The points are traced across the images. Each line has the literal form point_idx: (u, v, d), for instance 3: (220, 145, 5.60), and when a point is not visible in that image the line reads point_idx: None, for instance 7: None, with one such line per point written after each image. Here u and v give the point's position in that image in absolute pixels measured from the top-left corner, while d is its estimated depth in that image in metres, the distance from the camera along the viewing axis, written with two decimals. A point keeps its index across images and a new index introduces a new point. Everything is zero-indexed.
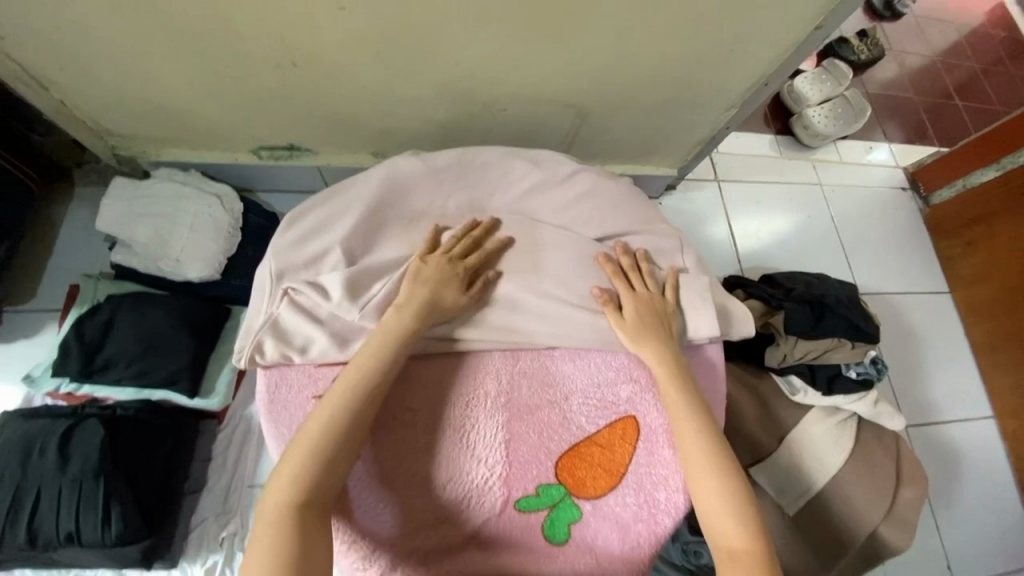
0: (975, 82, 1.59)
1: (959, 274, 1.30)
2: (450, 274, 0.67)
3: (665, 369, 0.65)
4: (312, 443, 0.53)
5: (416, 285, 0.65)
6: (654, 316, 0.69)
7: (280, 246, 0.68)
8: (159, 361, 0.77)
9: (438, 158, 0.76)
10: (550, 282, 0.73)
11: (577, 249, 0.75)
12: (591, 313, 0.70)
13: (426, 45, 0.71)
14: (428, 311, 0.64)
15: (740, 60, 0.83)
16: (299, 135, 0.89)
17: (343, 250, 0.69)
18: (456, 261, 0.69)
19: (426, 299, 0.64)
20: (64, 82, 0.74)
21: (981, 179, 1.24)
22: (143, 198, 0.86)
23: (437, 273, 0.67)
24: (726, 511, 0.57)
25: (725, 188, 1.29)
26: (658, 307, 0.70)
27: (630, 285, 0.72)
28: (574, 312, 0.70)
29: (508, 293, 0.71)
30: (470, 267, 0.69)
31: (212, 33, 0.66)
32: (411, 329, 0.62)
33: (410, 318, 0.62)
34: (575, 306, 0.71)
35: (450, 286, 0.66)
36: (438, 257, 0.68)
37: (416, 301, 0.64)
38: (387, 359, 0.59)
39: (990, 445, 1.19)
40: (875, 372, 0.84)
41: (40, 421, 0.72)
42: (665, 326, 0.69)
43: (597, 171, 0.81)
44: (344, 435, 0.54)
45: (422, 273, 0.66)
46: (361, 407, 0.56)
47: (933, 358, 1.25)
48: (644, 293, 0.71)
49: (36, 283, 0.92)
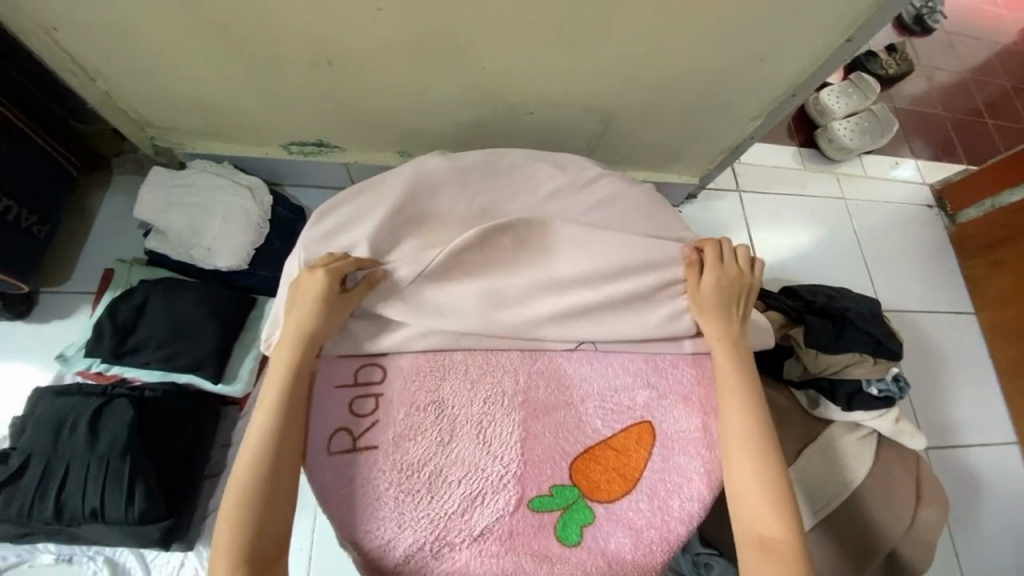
0: (1006, 100, 1.57)
1: (984, 294, 1.28)
2: (313, 288, 0.62)
3: (727, 348, 0.69)
4: (242, 494, 0.54)
5: (290, 314, 0.63)
6: (731, 291, 0.72)
7: (311, 241, 0.71)
8: (187, 346, 0.80)
9: (468, 158, 0.78)
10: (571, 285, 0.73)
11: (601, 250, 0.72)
12: (612, 315, 0.71)
13: (458, 47, 0.73)
14: (301, 338, 0.61)
15: (768, 71, 0.83)
16: (328, 132, 0.92)
17: (370, 243, 0.70)
18: (318, 267, 0.64)
19: (302, 322, 0.61)
20: (110, 75, 0.77)
21: (1011, 199, 1.21)
22: (178, 188, 0.88)
23: (301, 299, 0.62)
24: (764, 501, 0.60)
25: (745, 199, 1.28)
26: (740, 282, 0.72)
27: (715, 262, 0.73)
28: (599, 312, 0.70)
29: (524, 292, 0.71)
30: (329, 268, 0.63)
31: (253, 30, 0.68)
32: (291, 356, 0.60)
33: (286, 352, 0.60)
34: (594, 310, 0.71)
35: (307, 301, 0.62)
36: (306, 272, 0.64)
37: (291, 328, 0.61)
38: (281, 393, 0.58)
39: (1013, 472, 1.16)
40: (896, 391, 0.83)
41: (72, 398, 0.74)
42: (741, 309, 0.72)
43: (622, 177, 0.82)
44: (269, 478, 0.55)
45: (294, 302, 0.63)
46: (271, 452, 0.56)
47: (956, 380, 1.22)
48: (727, 269, 0.72)
49: (72, 266, 0.95)
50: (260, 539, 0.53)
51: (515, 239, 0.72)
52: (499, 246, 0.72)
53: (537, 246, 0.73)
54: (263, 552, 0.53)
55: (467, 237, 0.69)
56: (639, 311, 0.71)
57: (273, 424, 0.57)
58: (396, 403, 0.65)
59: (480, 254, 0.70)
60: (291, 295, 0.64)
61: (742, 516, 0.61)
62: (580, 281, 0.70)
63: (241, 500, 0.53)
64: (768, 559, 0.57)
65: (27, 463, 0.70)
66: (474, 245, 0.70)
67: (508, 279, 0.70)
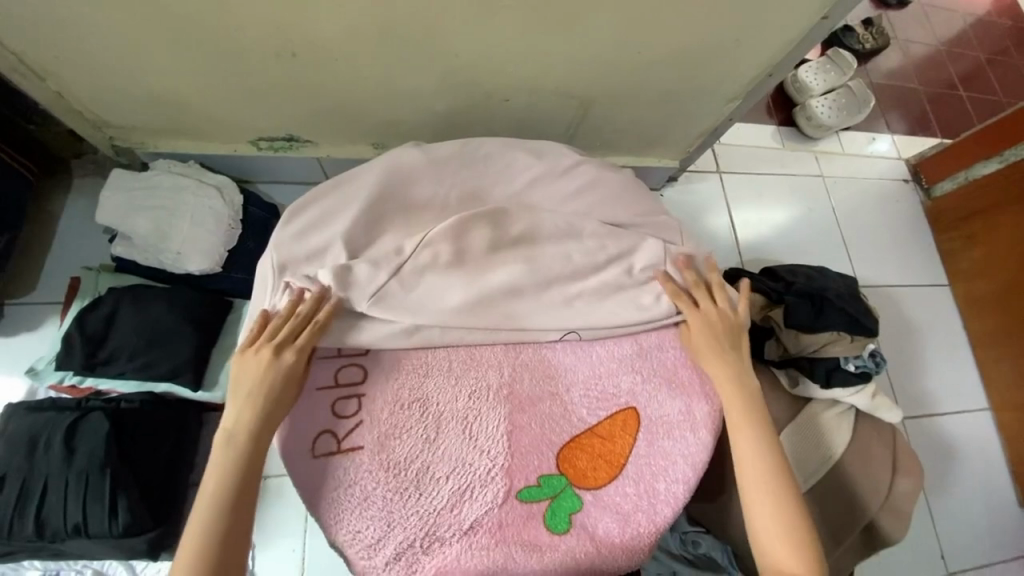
0: (979, 72, 1.58)
1: (958, 267, 1.31)
2: (273, 374, 0.58)
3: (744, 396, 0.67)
4: (195, 550, 0.50)
5: (238, 399, 0.57)
6: (729, 331, 0.71)
7: (286, 243, 0.68)
8: (162, 355, 0.77)
9: (443, 152, 0.77)
10: (550, 258, 0.72)
11: (570, 243, 0.74)
12: (594, 305, 0.72)
13: (428, 35, 0.70)
14: (263, 417, 0.56)
15: (745, 51, 0.82)
16: (298, 126, 0.88)
17: (346, 243, 0.68)
18: (282, 349, 0.59)
19: (265, 403, 0.57)
20: (60, 73, 0.73)
21: (983, 171, 1.24)
22: (143, 191, 0.85)
23: (256, 382, 0.57)
24: (791, 540, 0.59)
25: (726, 180, 1.28)
26: (731, 320, 0.71)
27: (694, 304, 0.73)
28: (580, 304, 0.72)
29: (506, 279, 0.69)
30: (302, 350, 0.60)
31: (209, 21, 0.65)
32: (254, 429, 0.56)
33: (249, 424, 0.56)
34: (574, 296, 0.72)
35: (271, 388, 0.57)
36: (268, 352, 0.59)
37: (247, 407, 0.56)
38: (245, 458, 0.54)
39: (984, 435, 1.21)
40: (872, 367, 0.84)
41: (45, 414, 0.72)
42: (739, 347, 0.70)
43: (601, 164, 0.82)
44: (233, 529, 0.52)
45: (239, 384, 0.57)
46: (231, 497, 0.53)
47: (930, 349, 1.26)
48: (710, 309, 0.72)
49: (37, 276, 0.92)
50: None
51: (491, 237, 0.71)
52: (475, 244, 0.70)
53: (514, 239, 0.72)
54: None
55: (445, 225, 0.70)
56: (618, 298, 0.73)
57: (240, 456, 0.55)
58: (380, 402, 0.64)
59: (459, 250, 0.69)
60: (237, 373, 0.58)
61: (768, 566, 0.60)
62: (563, 277, 0.72)
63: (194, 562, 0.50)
64: None
65: (3, 482, 0.68)
66: (453, 245, 0.69)
67: (489, 270, 0.70)
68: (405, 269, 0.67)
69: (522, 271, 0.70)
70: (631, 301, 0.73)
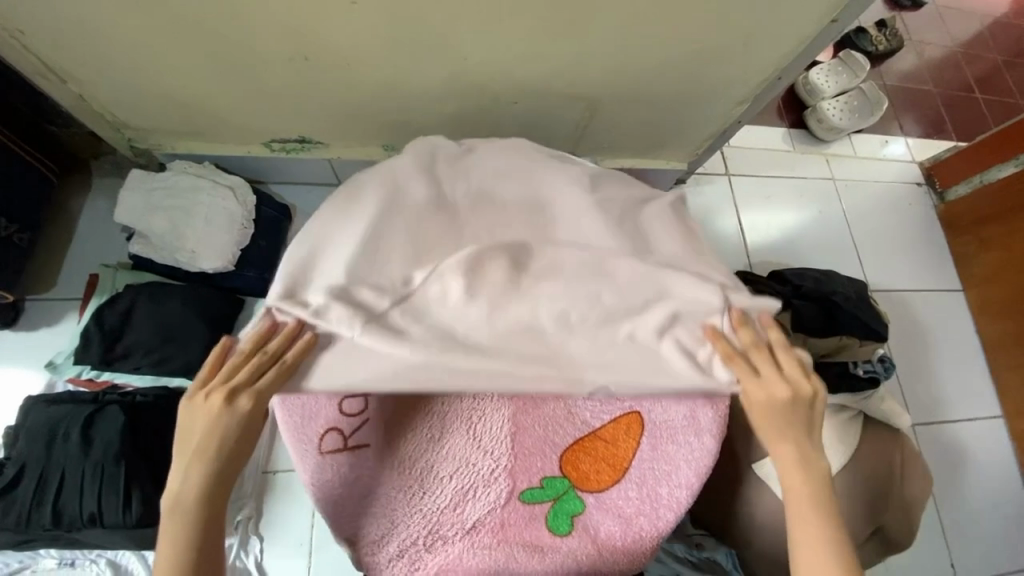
0: (997, 74, 1.56)
1: (971, 272, 1.29)
2: (226, 419, 0.51)
3: (806, 487, 0.56)
4: None
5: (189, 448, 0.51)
6: (790, 408, 0.57)
7: (286, 266, 0.59)
8: (177, 351, 0.80)
9: (447, 178, 0.68)
10: (575, 294, 0.61)
11: (601, 283, 0.62)
12: (619, 356, 0.60)
13: (436, 39, 0.72)
14: (214, 484, 0.51)
15: (753, 54, 0.82)
16: (310, 128, 0.90)
17: (348, 268, 0.58)
18: (235, 393, 0.52)
19: (216, 466, 0.51)
20: (81, 76, 0.75)
21: (999, 175, 1.22)
22: (159, 191, 0.87)
23: (207, 431, 0.51)
24: None
25: (735, 182, 1.27)
26: (792, 393, 0.58)
27: (753, 368, 0.59)
28: (601, 357, 0.59)
29: (528, 315, 0.59)
30: (260, 395, 0.52)
31: (225, 27, 0.67)
32: (202, 500, 0.50)
33: (196, 494, 0.50)
34: (598, 343, 0.59)
35: (222, 439, 0.51)
36: (219, 397, 0.52)
37: (197, 471, 0.51)
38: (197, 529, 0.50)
39: (999, 444, 1.19)
40: (882, 372, 0.83)
41: (63, 406, 0.75)
42: (810, 432, 0.58)
43: (630, 198, 0.71)
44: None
45: (189, 433, 0.51)
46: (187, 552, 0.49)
47: (943, 355, 1.24)
48: (774, 380, 0.58)
49: (57, 273, 0.95)
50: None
51: (509, 272, 0.61)
52: (492, 279, 0.60)
53: (533, 277, 0.62)
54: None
55: (460, 256, 0.60)
56: (665, 348, 0.60)
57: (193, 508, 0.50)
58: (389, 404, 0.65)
59: (471, 284, 0.59)
60: (185, 419, 0.52)
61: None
62: (589, 321, 0.60)
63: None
64: None
65: (22, 471, 0.71)
66: (464, 279, 0.59)
67: (512, 306, 0.59)
68: (413, 300, 0.59)
69: (539, 319, 0.59)
70: (665, 362, 0.59)
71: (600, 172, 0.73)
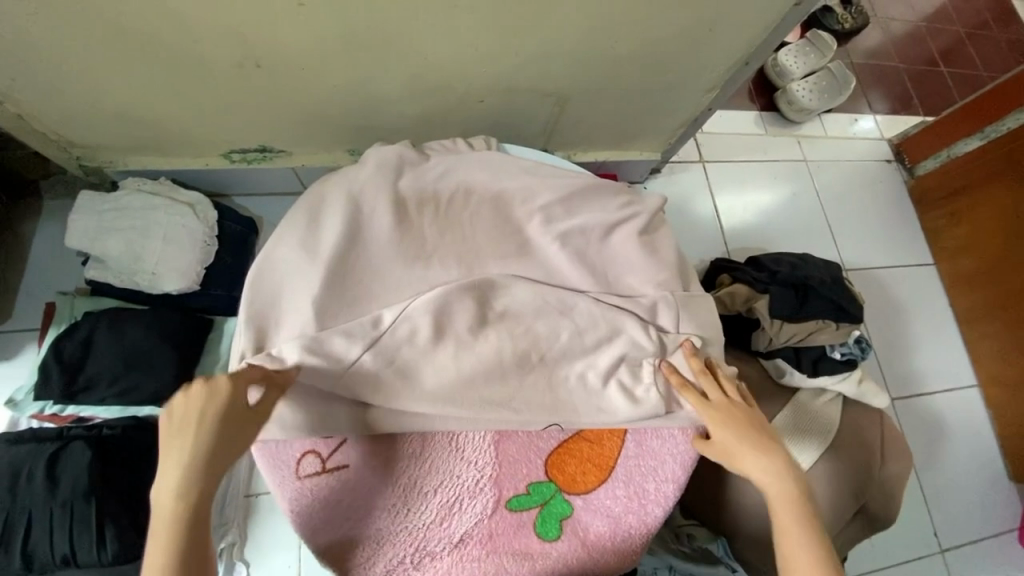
0: (959, 46, 1.58)
1: (942, 245, 1.31)
2: (212, 405, 0.47)
3: (792, 493, 0.57)
4: None
5: (170, 448, 0.46)
6: (746, 428, 0.61)
7: (251, 315, 0.61)
8: (142, 379, 0.76)
9: (413, 210, 0.70)
10: (535, 330, 0.67)
11: (561, 321, 0.68)
12: (581, 397, 0.67)
13: (394, 40, 0.69)
14: (199, 485, 0.45)
15: (719, 41, 0.81)
16: (270, 137, 0.86)
17: (316, 317, 0.61)
18: (217, 380, 0.49)
19: (198, 463, 0.46)
20: (18, 95, 0.70)
21: (965, 149, 1.24)
22: (113, 213, 0.83)
23: (193, 417, 0.47)
24: None
25: (709, 169, 1.27)
26: (745, 414, 0.62)
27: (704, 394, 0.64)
28: (559, 398, 0.67)
29: (487, 347, 0.65)
30: (238, 378, 0.50)
31: (168, 36, 0.63)
32: (189, 510, 0.45)
33: (170, 504, 0.44)
34: (552, 383, 0.67)
35: (205, 422, 0.47)
36: (200, 384, 0.48)
37: (173, 472, 0.45)
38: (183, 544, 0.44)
39: (973, 412, 1.22)
40: (858, 352, 0.85)
41: (26, 446, 0.71)
42: (771, 439, 0.61)
43: (600, 223, 0.73)
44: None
45: (170, 424, 0.47)
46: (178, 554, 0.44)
47: (918, 329, 1.26)
48: (723, 402, 0.63)
49: (12, 303, 0.90)
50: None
51: (476, 313, 0.66)
52: (458, 321, 0.65)
53: (498, 314, 0.67)
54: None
55: (429, 298, 0.64)
56: (609, 390, 0.67)
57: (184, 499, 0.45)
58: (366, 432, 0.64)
59: (437, 327, 0.64)
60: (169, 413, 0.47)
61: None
62: (549, 358, 0.67)
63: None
64: None
65: None
66: (433, 321, 0.64)
67: (478, 342, 0.65)
68: (383, 343, 0.62)
69: (504, 359, 0.65)
70: (612, 405, 0.67)
71: (581, 189, 0.74)
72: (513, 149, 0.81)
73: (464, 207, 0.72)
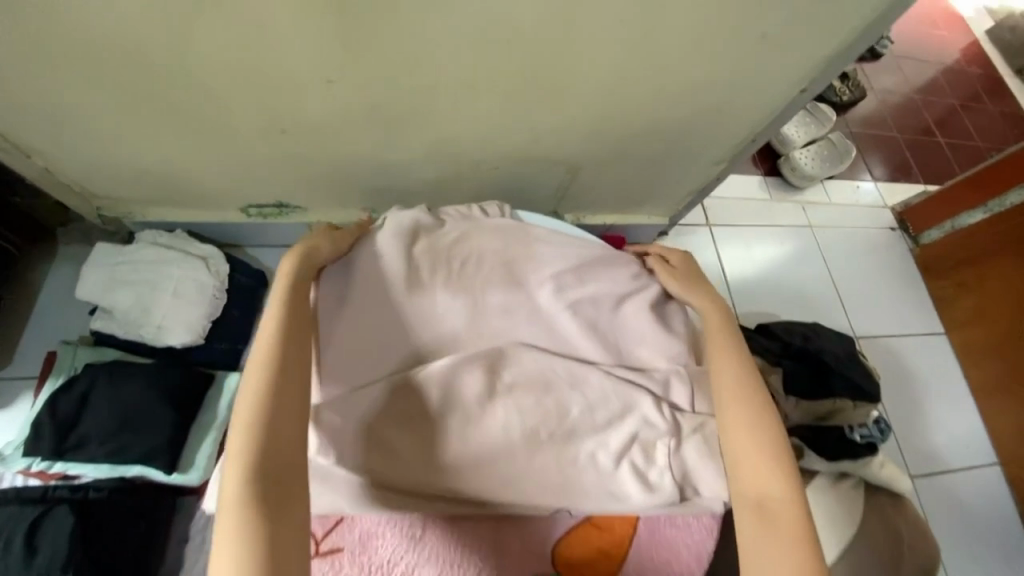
0: (954, 117, 1.64)
1: (953, 316, 1.30)
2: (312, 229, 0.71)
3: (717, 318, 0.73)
4: (265, 349, 0.56)
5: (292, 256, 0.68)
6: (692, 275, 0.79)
7: None
8: (136, 437, 0.74)
9: (426, 274, 0.70)
10: (546, 402, 0.65)
11: (572, 395, 0.66)
12: (592, 478, 0.64)
13: (415, 112, 0.72)
14: (300, 261, 0.64)
15: (727, 119, 0.84)
16: (287, 194, 0.88)
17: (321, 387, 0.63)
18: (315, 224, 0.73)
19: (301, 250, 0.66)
20: (49, 151, 0.73)
21: (968, 221, 1.26)
22: (126, 264, 0.84)
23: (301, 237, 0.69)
24: (752, 430, 0.61)
25: (716, 232, 1.28)
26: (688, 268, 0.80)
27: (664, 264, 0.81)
28: (569, 480, 0.63)
29: (492, 422, 0.63)
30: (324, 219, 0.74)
31: (200, 104, 0.66)
32: (296, 272, 0.63)
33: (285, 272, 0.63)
34: (562, 464, 0.64)
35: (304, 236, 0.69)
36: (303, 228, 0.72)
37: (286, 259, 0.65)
38: (289, 288, 0.61)
39: (997, 492, 1.16)
40: (878, 435, 0.82)
41: (7, 507, 0.68)
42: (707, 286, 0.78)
43: (610, 294, 0.74)
44: (293, 341, 0.58)
45: None
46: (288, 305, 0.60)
47: (933, 401, 1.23)
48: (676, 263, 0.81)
49: (13, 351, 0.89)
50: (277, 471, 0.50)
51: (486, 383, 0.64)
52: (468, 391, 0.63)
53: (508, 385, 0.65)
54: (276, 481, 0.49)
55: (439, 365, 0.64)
56: (622, 472, 0.64)
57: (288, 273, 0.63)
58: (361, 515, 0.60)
59: (447, 399, 0.62)
60: None
61: (752, 503, 0.58)
62: (558, 436, 0.64)
63: (260, 400, 0.52)
64: (758, 522, 0.56)
65: None
66: (441, 392, 0.63)
67: (484, 415, 0.63)
68: (391, 415, 0.62)
69: (512, 436, 0.62)
70: (625, 492, 0.64)
71: (590, 259, 0.75)
72: (528, 216, 0.82)
73: (476, 272, 0.72)
